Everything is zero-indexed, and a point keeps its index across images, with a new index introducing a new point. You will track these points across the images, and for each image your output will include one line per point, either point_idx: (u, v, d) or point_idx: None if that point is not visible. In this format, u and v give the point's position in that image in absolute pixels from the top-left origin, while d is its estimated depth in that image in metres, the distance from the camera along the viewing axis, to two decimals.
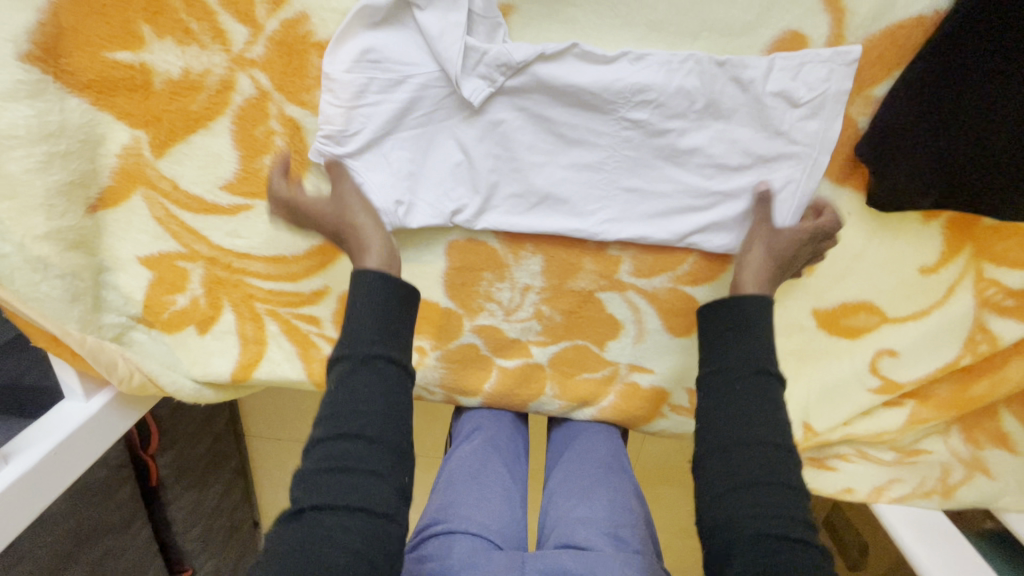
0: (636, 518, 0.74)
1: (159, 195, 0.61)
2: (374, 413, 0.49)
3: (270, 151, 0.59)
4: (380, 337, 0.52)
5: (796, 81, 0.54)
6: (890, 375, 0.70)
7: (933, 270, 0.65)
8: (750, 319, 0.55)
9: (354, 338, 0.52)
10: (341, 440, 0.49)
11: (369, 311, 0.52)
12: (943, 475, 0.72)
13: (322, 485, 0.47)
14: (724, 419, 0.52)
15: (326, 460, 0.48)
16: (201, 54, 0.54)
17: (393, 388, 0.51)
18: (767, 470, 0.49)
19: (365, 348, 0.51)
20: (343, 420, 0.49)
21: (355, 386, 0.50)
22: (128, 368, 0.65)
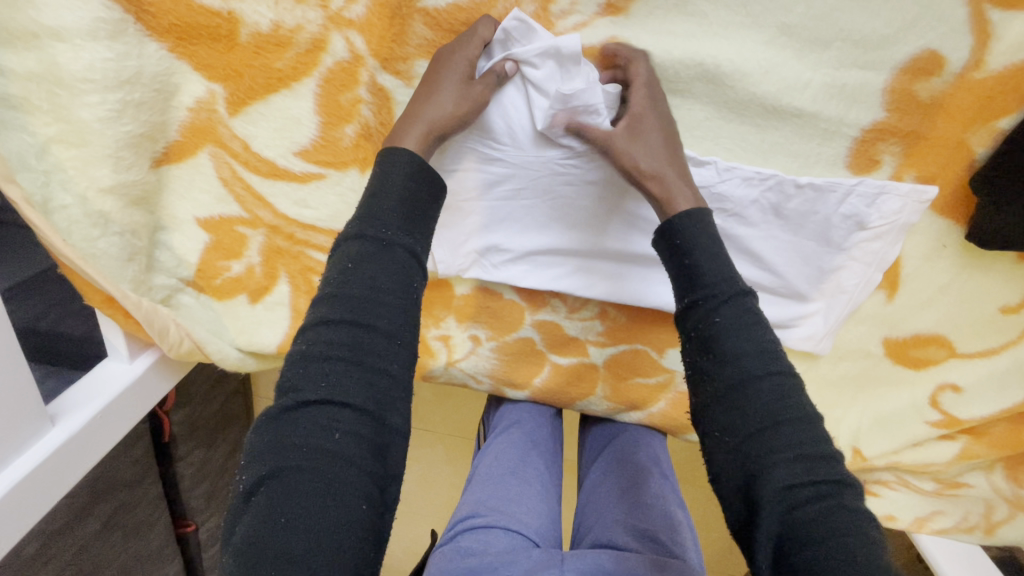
0: (677, 522, 0.72)
1: (228, 154, 0.57)
2: (382, 305, 0.41)
3: (353, 120, 0.55)
4: (397, 222, 0.44)
5: (871, 205, 0.58)
6: (950, 410, 0.70)
7: (1014, 310, 0.64)
8: (710, 242, 0.46)
9: (371, 216, 0.43)
10: (348, 325, 0.40)
11: (391, 196, 0.44)
12: (985, 511, 0.72)
13: (326, 373, 0.39)
14: (727, 355, 0.43)
15: (331, 345, 0.40)
16: (295, 8, 0.50)
17: (410, 279, 0.43)
18: (788, 428, 0.41)
19: (381, 230, 0.43)
20: (362, 279, 0.41)
21: (366, 267, 0.42)
22: (178, 335, 0.63)
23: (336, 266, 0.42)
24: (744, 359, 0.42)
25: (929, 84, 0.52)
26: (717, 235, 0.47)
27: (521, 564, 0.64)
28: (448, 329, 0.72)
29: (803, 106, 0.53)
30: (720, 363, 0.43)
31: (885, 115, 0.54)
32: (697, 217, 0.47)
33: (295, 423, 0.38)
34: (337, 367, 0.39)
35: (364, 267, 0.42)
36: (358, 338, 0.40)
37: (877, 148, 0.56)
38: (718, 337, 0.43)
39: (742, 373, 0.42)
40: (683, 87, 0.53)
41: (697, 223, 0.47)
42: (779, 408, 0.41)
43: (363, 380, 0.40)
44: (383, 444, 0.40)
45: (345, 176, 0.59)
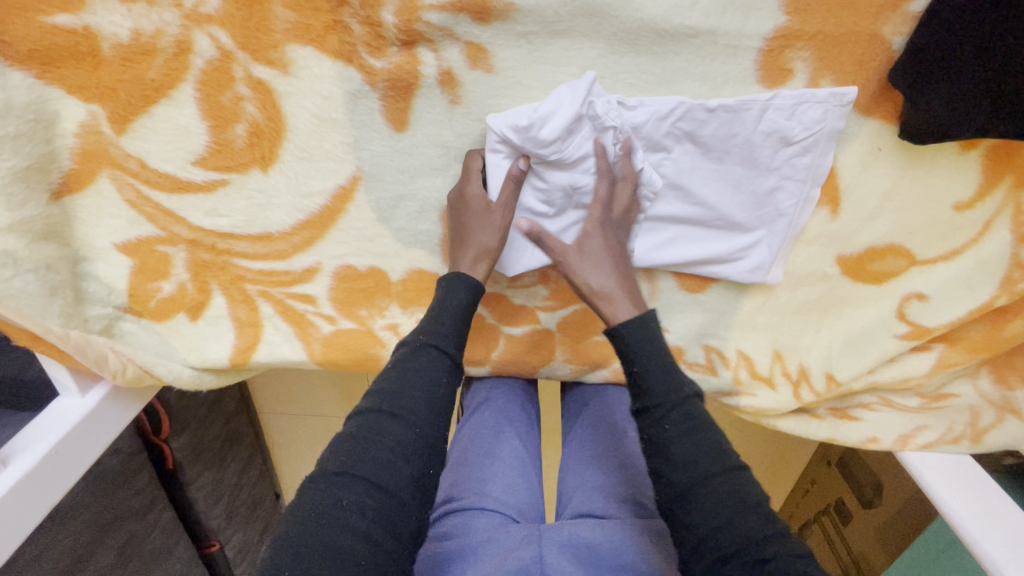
0: (653, 480, 0.73)
1: (127, 175, 0.56)
2: (414, 397, 0.49)
3: (241, 120, 0.54)
4: (444, 331, 0.53)
5: (792, 118, 0.54)
6: (918, 320, 0.67)
7: (968, 206, 0.60)
8: (653, 352, 0.52)
9: (430, 325, 0.54)
10: (377, 415, 0.48)
11: (446, 311, 0.54)
12: (972, 419, 0.69)
13: (357, 450, 0.46)
14: (679, 462, 0.47)
15: (365, 429, 0.48)
16: (150, 12, 0.48)
17: (437, 379, 0.51)
18: (743, 522, 0.44)
19: (424, 336, 0.53)
20: (398, 376, 0.50)
21: (406, 367, 0.51)
22: (119, 362, 0.63)
23: (388, 372, 0.52)
24: (699, 460, 0.46)
25: None
26: (659, 338, 0.52)
27: (501, 542, 0.64)
28: (394, 318, 0.69)
29: (696, 23, 0.50)
30: (677, 469, 0.47)
31: (787, 19, 0.50)
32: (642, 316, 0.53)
33: (317, 499, 0.44)
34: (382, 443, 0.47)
35: (409, 363, 0.51)
36: (390, 420, 0.48)
37: (787, 56, 0.52)
38: (669, 444, 0.48)
39: (696, 476, 0.46)
40: (565, 26, 0.50)
41: (640, 324, 0.53)
42: (726, 498, 0.45)
43: (387, 461, 0.46)
44: (396, 497, 0.45)
45: (248, 178, 0.58)
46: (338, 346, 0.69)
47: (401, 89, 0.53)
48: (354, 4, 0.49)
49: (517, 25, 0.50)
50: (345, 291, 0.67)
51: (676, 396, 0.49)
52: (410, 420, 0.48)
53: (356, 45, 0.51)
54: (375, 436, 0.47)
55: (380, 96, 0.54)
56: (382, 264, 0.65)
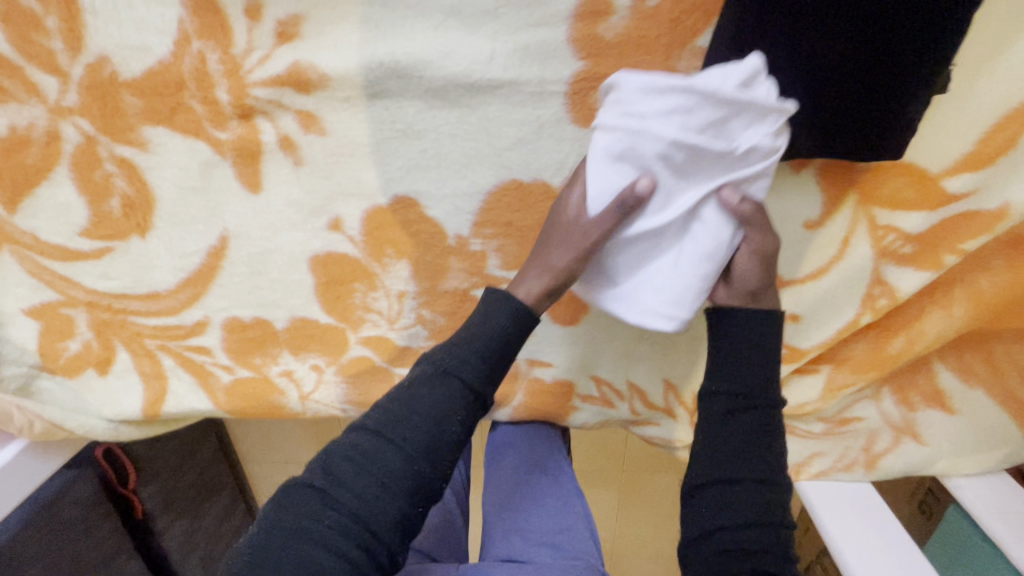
0: (573, 520, 0.72)
1: (24, 249, 0.63)
2: (418, 424, 0.47)
3: (114, 194, 0.61)
4: (466, 358, 0.49)
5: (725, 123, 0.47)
6: (793, 342, 0.65)
7: (819, 223, 0.60)
8: (769, 335, 0.51)
9: (456, 352, 0.49)
10: (380, 439, 0.47)
11: (484, 335, 0.49)
12: (868, 444, 0.66)
13: (353, 465, 0.46)
14: (722, 449, 0.49)
15: (363, 450, 0.47)
16: (22, 109, 0.56)
17: (450, 413, 0.47)
18: (760, 522, 0.47)
19: (447, 360, 0.49)
20: (412, 402, 0.48)
21: (429, 390, 0.48)
22: (27, 418, 0.70)
23: (405, 387, 0.49)
24: (744, 457, 0.49)
25: (609, 24, 0.51)
26: (772, 336, 0.51)
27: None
28: (288, 364, 0.73)
29: (498, 76, 0.54)
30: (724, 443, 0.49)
31: (582, 64, 0.53)
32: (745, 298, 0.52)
33: (297, 506, 0.46)
34: (372, 469, 0.46)
35: (415, 404, 0.48)
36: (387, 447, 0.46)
37: (593, 96, 0.55)
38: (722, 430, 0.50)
39: (736, 474, 0.48)
40: (379, 88, 0.55)
41: (750, 316, 0.51)
42: (751, 502, 0.48)
43: (377, 490, 0.45)
44: (373, 526, 0.45)
45: (129, 244, 0.64)
46: (240, 394, 0.73)
47: (248, 156, 0.59)
48: (191, 88, 0.55)
49: (336, 92, 0.55)
50: (236, 341, 0.72)
51: (741, 388, 0.50)
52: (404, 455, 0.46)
53: (200, 121, 0.57)
54: (362, 452, 0.47)
55: (231, 163, 0.59)
56: (265, 314, 0.70)
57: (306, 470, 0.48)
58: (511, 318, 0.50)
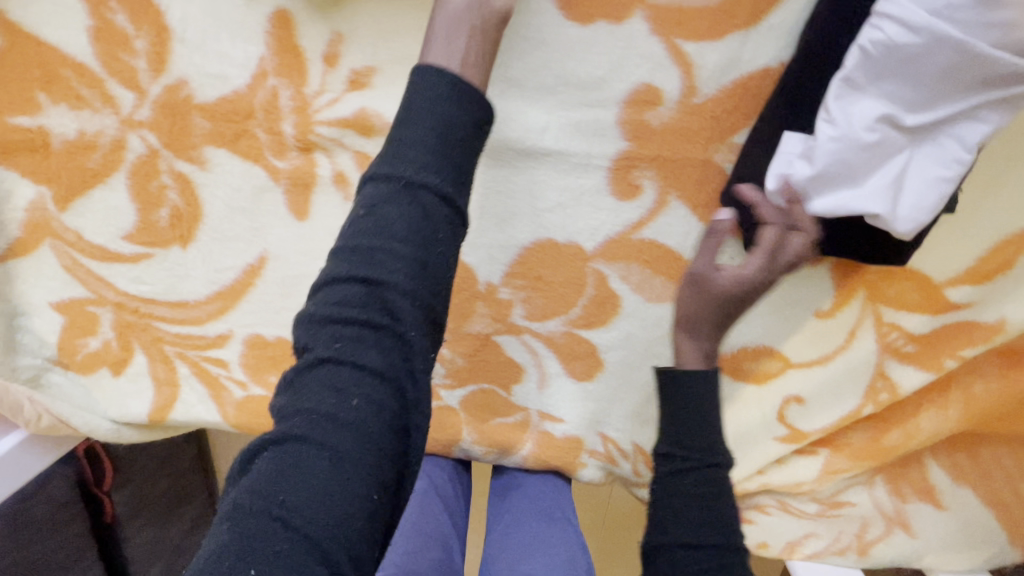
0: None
1: (65, 244, 0.65)
2: (346, 333, 0.38)
3: (164, 204, 0.63)
4: (389, 258, 0.38)
5: (835, 115, 0.47)
6: (796, 423, 0.67)
7: (829, 313, 0.64)
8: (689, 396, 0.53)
9: (364, 227, 0.39)
10: (346, 343, 0.38)
11: (387, 230, 0.39)
12: (861, 530, 0.68)
13: (311, 378, 0.38)
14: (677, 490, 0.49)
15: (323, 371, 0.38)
16: (93, 117, 0.58)
17: (363, 313, 0.38)
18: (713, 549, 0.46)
19: (404, 174, 0.39)
20: (353, 294, 0.39)
21: (377, 225, 0.39)
22: (36, 411, 0.68)
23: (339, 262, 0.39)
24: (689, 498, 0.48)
25: (657, 112, 0.55)
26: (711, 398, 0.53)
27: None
28: None
29: (549, 145, 0.58)
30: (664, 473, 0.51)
31: (627, 144, 0.57)
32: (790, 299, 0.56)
33: (262, 476, 0.36)
34: (311, 463, 0.35)
35: (361, 351, 0.38)
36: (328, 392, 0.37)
37: (633, 174, 0.59)
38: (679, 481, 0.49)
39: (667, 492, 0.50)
40: None
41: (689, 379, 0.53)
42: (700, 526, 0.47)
43: (332, 436, 0.36)
44: (345, 482, 0.35)
45: (168, 253, 0.66)
46: (248, 411, 0.73)
47: (301, 186, 0.62)
48: (259, 118, 0.58)
49: None
50: (255, 357, 0.73)
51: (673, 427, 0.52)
52: (367, 437, 0.36)
53: (262, 149, 0.60)
54: (308, 433, 0.36)
55: (283, 190, 0.62)
56: (287, 335, 0.71)
57: (249, 441, 0.38)
58: (411, 208, 0.39)
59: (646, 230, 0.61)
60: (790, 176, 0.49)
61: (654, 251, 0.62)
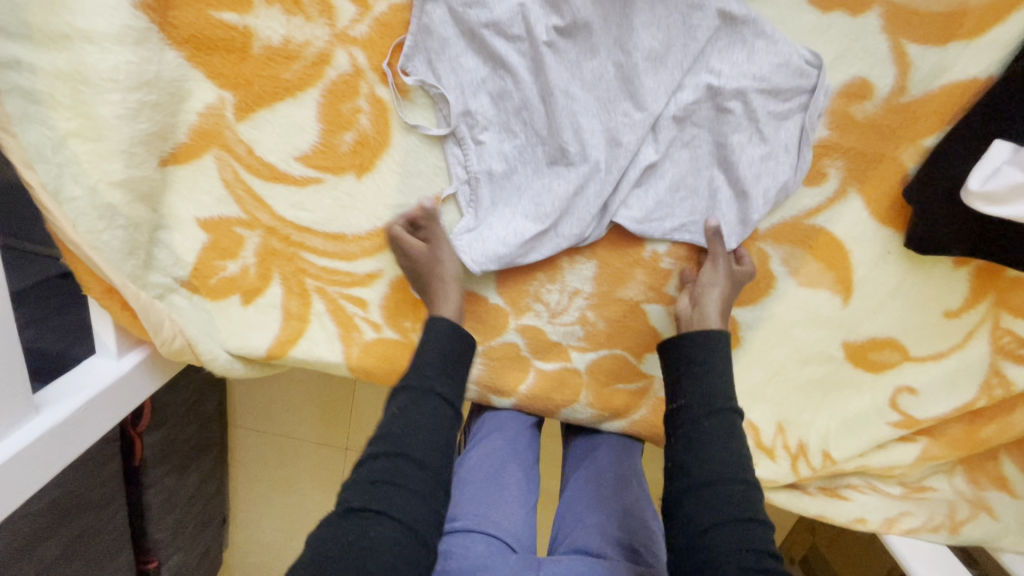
0: (654, 533, 0.72)
1: (231, 157, 0.61)
2: (421, 434, 0.51)
3: (352, 128, 0.60)
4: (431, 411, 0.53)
5: None
6: (908, 411, 0.74)
7: (956, 314, 0.70)
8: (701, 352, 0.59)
9: (420, 373, 0.55)
10: (393, 457, 0.50)
11: (428, 414, 0.53)
12: (950, 512, 0.75)
13: (387, 463, 0.50)
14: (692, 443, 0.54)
15: (379, 472, 0.49)
16: (305, 25, 0.56)
17: (438, 425, 0.53)
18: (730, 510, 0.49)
19: (422, 384, 0.54)
20: (405, 419, 0.52)
21: (411, 410, 0.53)
22: (172, 331, 0.63)
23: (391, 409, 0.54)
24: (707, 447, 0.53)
25: (863, 106, 0.60)
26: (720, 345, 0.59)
27: (498, 569, 0.64)
28: None
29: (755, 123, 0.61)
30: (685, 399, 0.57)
31: (829, 133, 0.61)
32: (696, 341, 0.59)
33: (382, 463, 0.49)
34: (414, 470, 0.50)
35: (411, 445, 0.51)
36: (413, 464, 0.50)
37: (824, 162, 0.63)
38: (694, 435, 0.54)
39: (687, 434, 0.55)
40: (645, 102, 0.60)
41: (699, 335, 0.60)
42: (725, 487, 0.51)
43: (415, 460, 0.50)
44: (420, 499, 0.49)
45: (341, 181, 0.63)
46: (375, 354, 0.70)
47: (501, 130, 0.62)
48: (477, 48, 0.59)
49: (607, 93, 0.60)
50: (396, 301, 0.70)
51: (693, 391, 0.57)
52: (408, 499, 0.48)
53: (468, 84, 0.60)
54: (407, 450, 0.50)
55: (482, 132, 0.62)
56: None
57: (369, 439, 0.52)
58: (432, 411, 0.53)
59: (820, 217, 0.65)
60: (1002, 181, 0.53)
61: (820, 238, 0.67)
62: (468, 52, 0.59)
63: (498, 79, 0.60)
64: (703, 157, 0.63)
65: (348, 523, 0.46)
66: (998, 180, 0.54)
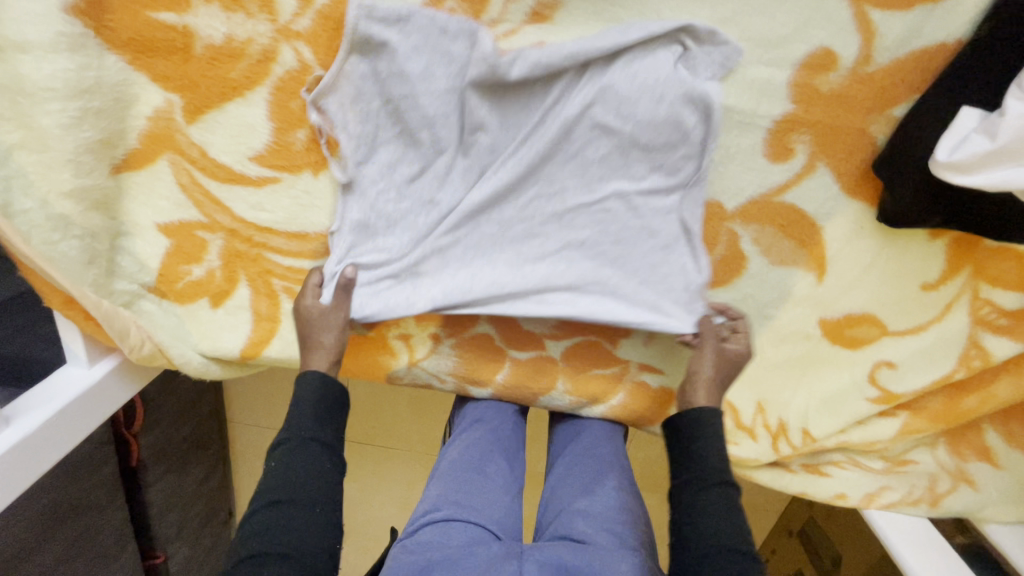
0: (636, 517, 0.72)
1: (185, 161, 0.60)
2: (305, 480, 0.53)
3: (304, 125, 0.59)
4: (312, 435, 0.56)
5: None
6: (887, 386, 0.73)
7: (934, 286, 0.69)
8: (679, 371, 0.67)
9: (289, 421, 0.56)
10: (268, 507, 0.51)
11: (313, 455, 0.55)
12: (930, 484, 0.75)
13: (274, 514, 0.51)
14: (682, 463, 0.59)
15: (259, 524, 0.50)
16: (246, 22, 0.54)
17: (315, 466, 0.54)
18: (721, 525, 0.53)
19: (299, 431, 0.56)
20: (286, 468, 0.53)
21: (285, 460, 0.54)
22: (139, 337, 0.64)
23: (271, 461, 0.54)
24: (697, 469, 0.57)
25: (827, 78, 0.58)
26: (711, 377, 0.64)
27: (480, 556, 0.64)
28: (407, 328, 0.75)
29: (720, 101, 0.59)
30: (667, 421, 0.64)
31: (793, 107, 0.59)
32: (696, 417, 0.61)
33: (273, 517, 0.50)
34: (291, 514, 0.51)
35: (293, 490, 0.52)
36: (291, 506, 0.51)
37: (790, 137, 0.61)
38: (686, 458, 0.59)
39: (686, 466, 0.59)
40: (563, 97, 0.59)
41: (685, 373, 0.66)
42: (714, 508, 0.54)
43: (298, 507, 0.51)
44: (300, 542, 0.50)
45: (299, 179, 0.62)
46: None
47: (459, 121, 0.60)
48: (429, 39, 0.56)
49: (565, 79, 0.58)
50: None
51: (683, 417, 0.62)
52: (287, 539, 0.49)
53: None
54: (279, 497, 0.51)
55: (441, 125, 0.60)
56: None
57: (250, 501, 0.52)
58: (309, 455, 0.55)
59: (789, 194, 0.64)
60: (969, 150, 0.51)
61: (790, 215, 0.65)
62: (411, 49, 0.55)
63: (411, 147, 0.61)
64: (617, 163, 0.61)
65: (243, 573, 0.47)
66: (967, 149, 0.52)
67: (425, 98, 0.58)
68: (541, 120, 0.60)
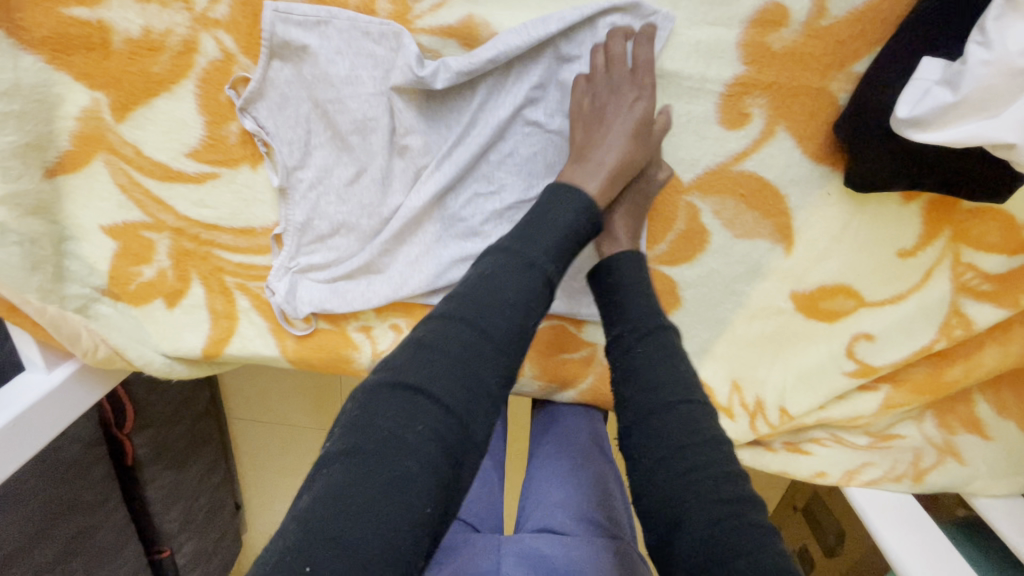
0: (614, 505, 0.68)
1: (120, 160, 0.60)
2: (454, 346, 0.44)
3: (235, 117, 0.58)
4: (507, 274, 0.47)
5: (989, 39, 0.45)
6: (866, 359, 0.69)
7: (911, 253, 0.65)
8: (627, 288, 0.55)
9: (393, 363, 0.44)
10: (403, 390, 0.42)
11: (500, 317, 0.46)
12: (914, 459, 0.72)
13: (383, 407, 0.41)
14: (643, 390, 0.49)
15: (381, 388, 0.42)
16: (162, 13, 0.54)
17: (514, 292, 0.47)
18: (678, 437, 0.46)
19: (520, 251, 0.49)
20: (437, 333, 0.44)
21: (441, 334, 0.44)
22: (92, 341, 0.61)
23: (413, 345, 0.45)
24: (653, 391, 0.49)
25: (780, 35, 0.54)
26: (646, 285, 0.56)
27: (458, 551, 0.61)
28: (367, 320, 0.68)
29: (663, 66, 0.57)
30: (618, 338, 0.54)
31: (745, 69, 0.56)
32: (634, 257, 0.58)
33: (379, 406, 0.41)
34: (427, 384, 0.42)
35: (427, 381, 0.42)
36: (421, 392, 0.42)
37: (745, 101, 0.57)
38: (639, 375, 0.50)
39: (646, 403, 0.48)
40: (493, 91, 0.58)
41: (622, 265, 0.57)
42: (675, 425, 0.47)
43: (404, 398, 0.42)
44: (429, 443, 0.40)
45: (237, 173, 0.61)
46: (311, 345, 0.67)
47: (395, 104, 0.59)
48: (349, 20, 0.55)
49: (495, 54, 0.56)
50: None
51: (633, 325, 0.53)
52: (393, 446, 0.39)
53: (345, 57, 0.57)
54: (422, 381, 0.42)
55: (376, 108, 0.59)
56: None
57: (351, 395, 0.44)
58: (515, 280, 0.47)
59: (749, 161, 0.60)
60: (929, 105, 0.48)
61: (751, 185, 0.62)
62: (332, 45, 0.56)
63: (344, 151, 0.60)
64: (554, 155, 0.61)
65: (372, 487, 0.38)
66: (927, 104, 0.48)
67: (353, 100, 0.58)
68: (472, 122, 0.59)
